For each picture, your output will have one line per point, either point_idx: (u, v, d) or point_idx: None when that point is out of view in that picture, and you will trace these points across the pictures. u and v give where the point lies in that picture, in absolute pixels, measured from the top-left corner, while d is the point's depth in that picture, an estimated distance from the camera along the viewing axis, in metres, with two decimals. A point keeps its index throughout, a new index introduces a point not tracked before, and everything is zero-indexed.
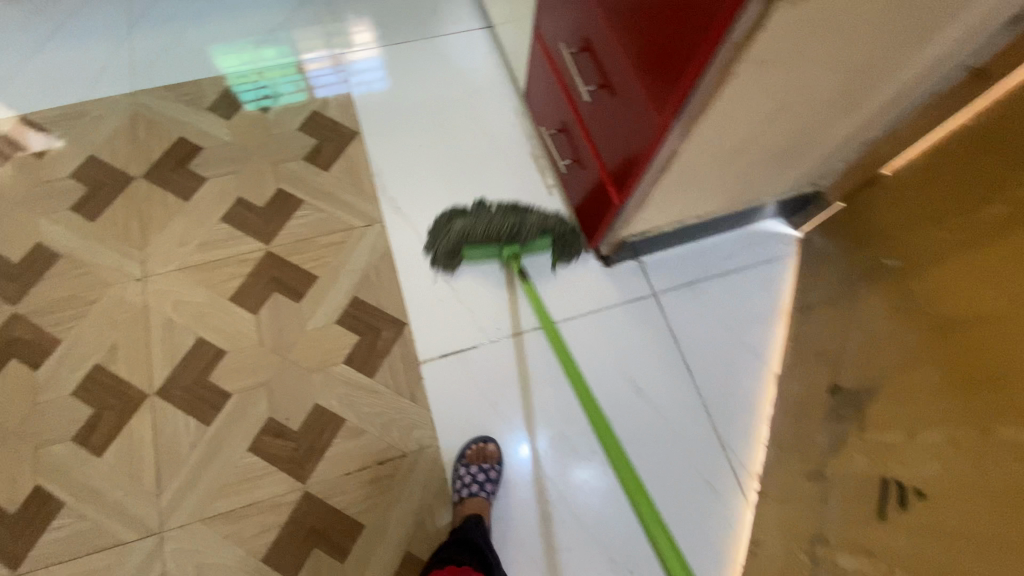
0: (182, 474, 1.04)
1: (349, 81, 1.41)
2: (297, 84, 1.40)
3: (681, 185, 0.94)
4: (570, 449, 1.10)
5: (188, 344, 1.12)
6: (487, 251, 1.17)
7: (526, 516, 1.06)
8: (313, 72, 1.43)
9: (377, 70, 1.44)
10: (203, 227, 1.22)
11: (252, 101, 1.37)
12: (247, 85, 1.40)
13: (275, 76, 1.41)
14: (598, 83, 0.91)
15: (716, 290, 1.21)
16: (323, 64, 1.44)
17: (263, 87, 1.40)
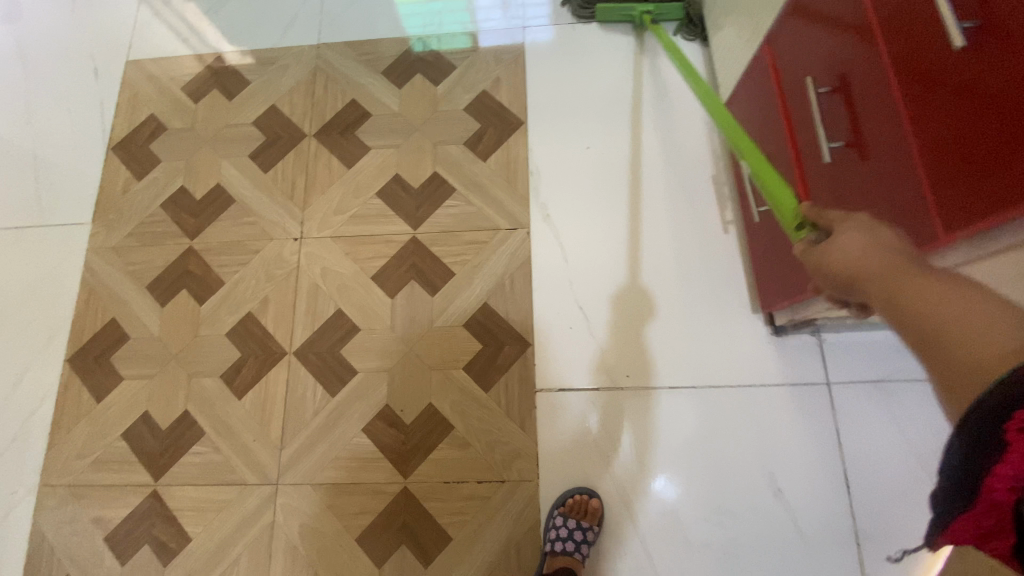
0: (301, 436, 1.10)
1: (516, 30, 1.34)
2: (465, 28, 1.36)
3: None
4: (680, 525, 0.98)
5: (327, 313, 1.16)
6: (625, 7, 1.27)
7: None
8: (481, 4, 1.37)
9: (546, 18, 1.34)
10: (359, 198, 1.23)
11: (419, 41, 1.36)
12: (416, 18, 1.38)
13: (445, 18, 1.37)
14: (849, 144, 0.71)
15: (909, 398, 0.99)
16: (493, 3, 1.37)
17: (432, 29, 1.36)
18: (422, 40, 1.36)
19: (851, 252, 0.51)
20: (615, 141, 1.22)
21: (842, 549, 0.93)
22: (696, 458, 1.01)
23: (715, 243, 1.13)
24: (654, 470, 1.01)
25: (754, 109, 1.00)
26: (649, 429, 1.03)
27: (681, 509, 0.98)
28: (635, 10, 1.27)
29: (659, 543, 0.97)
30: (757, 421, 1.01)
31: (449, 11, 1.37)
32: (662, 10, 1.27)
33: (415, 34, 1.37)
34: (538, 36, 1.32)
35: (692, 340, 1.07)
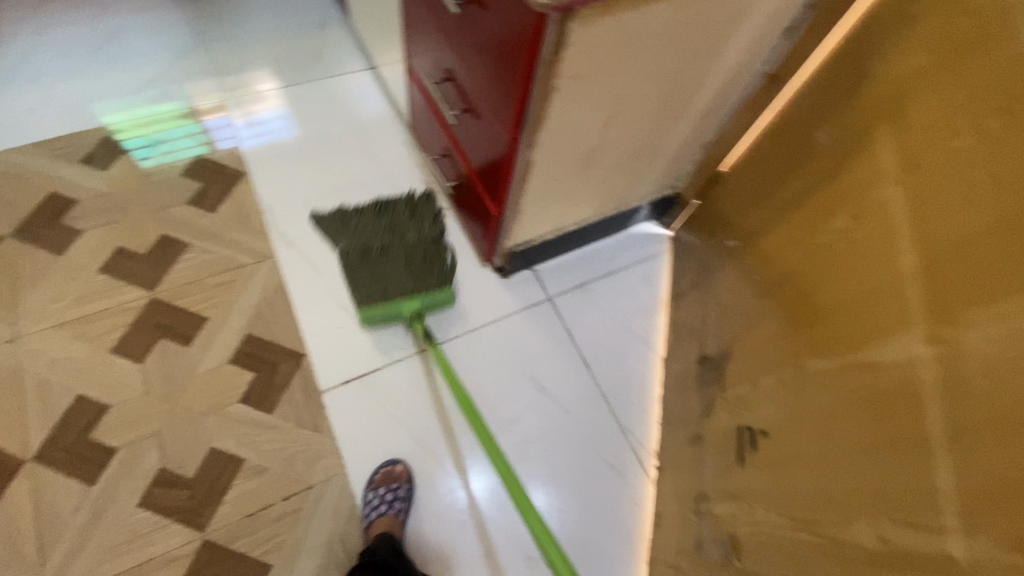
0: (62, 542, 0.96)
1: (251, 132, 1.42)
2: (195, 137, 1.40)
3: (552, 191, 1.04)
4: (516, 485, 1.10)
5: (65, 403, 1.05)
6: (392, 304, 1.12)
7: (446, 528, 1.05)
8: (212, 122, 1.43)
9: (281, 120, 1.46)
10: (80, 280, 1.17)
11: (145, 155, 1.35)
12: (138, 139, 1.37)
13: (170, 130, 1.40)
14: (462, 108, 1.01)
15: (604, 289, 1.31)
16: (224, 116, 1.44)
17: (157, 141, 1.38)
18: (152, 158, 1.35)
19: None
20: (334, 171, 1.40)
21: (599, 412, 1.16)
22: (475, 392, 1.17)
23: None
24: (445, 419, 1.14)
25: (422, 116, 1.29)
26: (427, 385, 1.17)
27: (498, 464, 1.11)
28: (405, 310, 1.13)
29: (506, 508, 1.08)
30: (511, 344, 1.22)
31: (176, 127, 1.41)
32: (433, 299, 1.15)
33: (142, 155, 1.35)
34: (281, 136, 1.43)
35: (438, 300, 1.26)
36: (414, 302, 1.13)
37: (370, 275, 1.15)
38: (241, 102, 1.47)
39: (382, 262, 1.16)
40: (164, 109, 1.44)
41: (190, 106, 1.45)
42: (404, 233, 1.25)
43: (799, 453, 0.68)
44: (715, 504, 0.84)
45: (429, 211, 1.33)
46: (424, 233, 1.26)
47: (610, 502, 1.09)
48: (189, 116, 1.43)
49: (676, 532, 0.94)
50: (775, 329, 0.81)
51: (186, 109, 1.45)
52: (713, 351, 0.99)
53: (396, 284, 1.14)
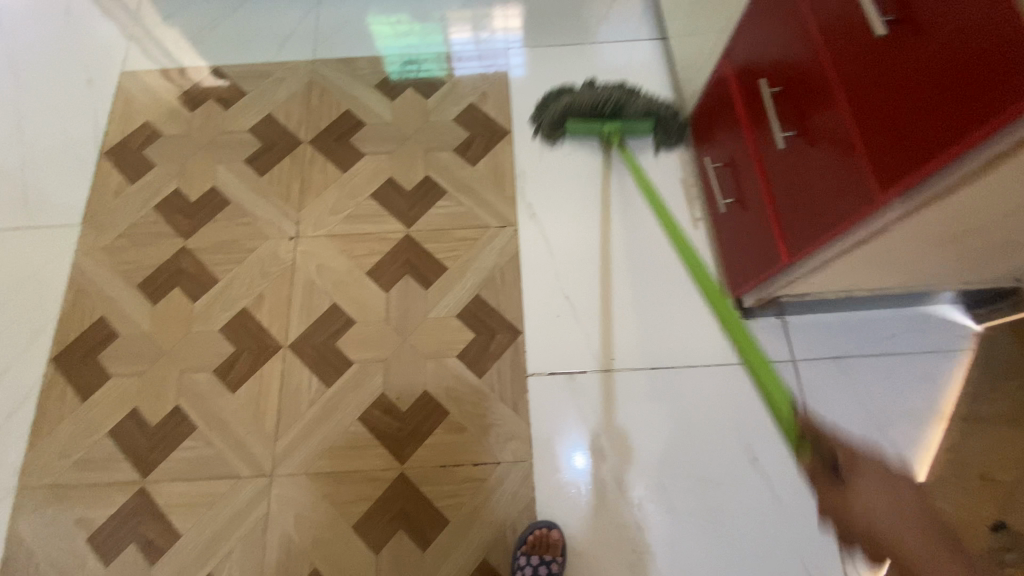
0: (297, 427, 1.11)
1: (487, 62, 1.44)
2: (440, 61, 1.46)
3: (874, 257, 0.85)
4: (636, 477, 1.05)
5: (322, 307, 1.19)
6: (592, 126, 1.27)
7: (598, 552, 1.01)
8: (457, 50, 1.47)
9: (516, 54, 1.45)
10: (354, 199, 1.29)
11: (396, 71, 1.45)
12: (397, 64, 1.46)
13: (422, 53, 1.47)
14: (799, 132, 0.82)
15: (865, 369, 1.09)
16: (467, 43, 1.48)
17: (410, 61, 1.46)
18: (398, 72, 1.44)
19: None
20: (592, 148, 1.33)
21: (815, 513, 1.01)
22: (670, 436, 1.08)
23: (685, 238, 1.23)
24: (610, 409, 1.10)
25: (712, 117, 1.14)
26: (620, 400, 1.11)
27: (623, 455, 1.07)
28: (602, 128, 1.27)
29: (604, 495, 1.05)
30: (730, 397, 1.10)
31: (427, 54, 1.47)
32: (630, 127, 1.27)
33: (392, 69, 1.45)
34: (514, 72, 1.42)
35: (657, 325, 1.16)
36: (615, 124, 1.27)
37: (584, 115, 1.28)
38: (486, 32, 1.49)
39: (595, 107, 1.27)
40: (421, 35, 1.50)
41: (444, 35, 1.50)
42: (627, 102, 1.27)
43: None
44: None
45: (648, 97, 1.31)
46: (649, 100, 1.27)
47: None
48: (440, 44, 1.48)
49: None
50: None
51: (439, 37, 1.49)
52: None
53: (603, 108, 1.27)
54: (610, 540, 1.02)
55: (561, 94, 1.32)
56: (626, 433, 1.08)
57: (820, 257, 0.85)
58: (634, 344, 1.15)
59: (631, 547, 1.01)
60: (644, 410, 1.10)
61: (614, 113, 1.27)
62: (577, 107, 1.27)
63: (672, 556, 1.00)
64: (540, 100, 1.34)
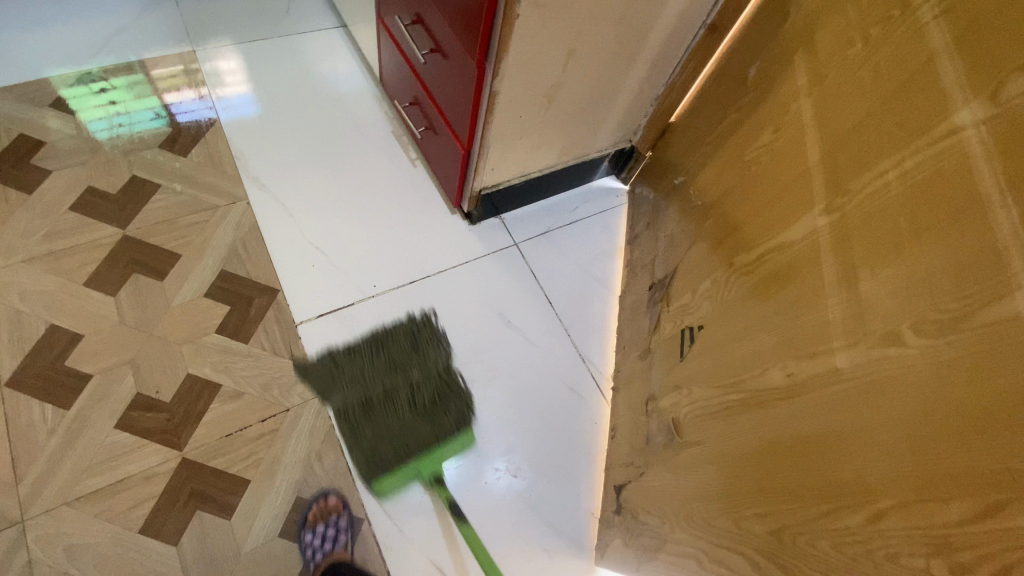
0: (39, 460, 0.98)
1: (213, 106, 1.40)
2: (156, 110, 1.37)
3: (517, 132, 1.13)
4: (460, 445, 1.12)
5: (38, 333, 1.07)
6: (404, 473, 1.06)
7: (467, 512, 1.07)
8: (174, 100, 1.40)
9: (243, 94, 1.44)
10: (50, 217, 1.18)
11: (104, 129, 1.32)
12: (100, 120, 1.33)
13: (129, 101, 1.37)
14: (432, 49, 1.07)
15: (567, 235, 1.40)
16: (184, 91, 1.42)
17: (117, 114, 1.34)
18: (108, 130, 1.32)
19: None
20: (308, 128, 1.43)
21: (562, 345, 1.26)
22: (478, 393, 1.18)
23: (407, 175, 1.42)
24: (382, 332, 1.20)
25: (393, 67, 1.34)
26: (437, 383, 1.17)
27: None
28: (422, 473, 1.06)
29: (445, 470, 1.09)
30: (476, 285, 1.30)
31: (135, 102, 1.37)
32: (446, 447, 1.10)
33: (97, 127, 1.32)
34: (245, 112, 1.41)
35: (406, 251, 1.32)
36: (430, 462, 1.07)
37: (376, 426, 1.09)
38: (198, 73, 1.45)
39: (386, 416, 1.09)
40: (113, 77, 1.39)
41: (148, 78, 1.42)
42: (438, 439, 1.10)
43: (729, 336, 0.77)
44: (660, 401, 0.93)
45: (371, 161, 1.42)
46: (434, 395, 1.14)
47: (566, 420, 1.18)
48: (149, 91, 1.40)
49: (629, 440, 1.03)
50: (707, 247, 0.93)
51: (144, 83, 1.41)
52: (662, 275, 1.09)
53: (410, 442, 1.08)
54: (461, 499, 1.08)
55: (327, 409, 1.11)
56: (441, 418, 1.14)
57: (479, 134, 1.09)
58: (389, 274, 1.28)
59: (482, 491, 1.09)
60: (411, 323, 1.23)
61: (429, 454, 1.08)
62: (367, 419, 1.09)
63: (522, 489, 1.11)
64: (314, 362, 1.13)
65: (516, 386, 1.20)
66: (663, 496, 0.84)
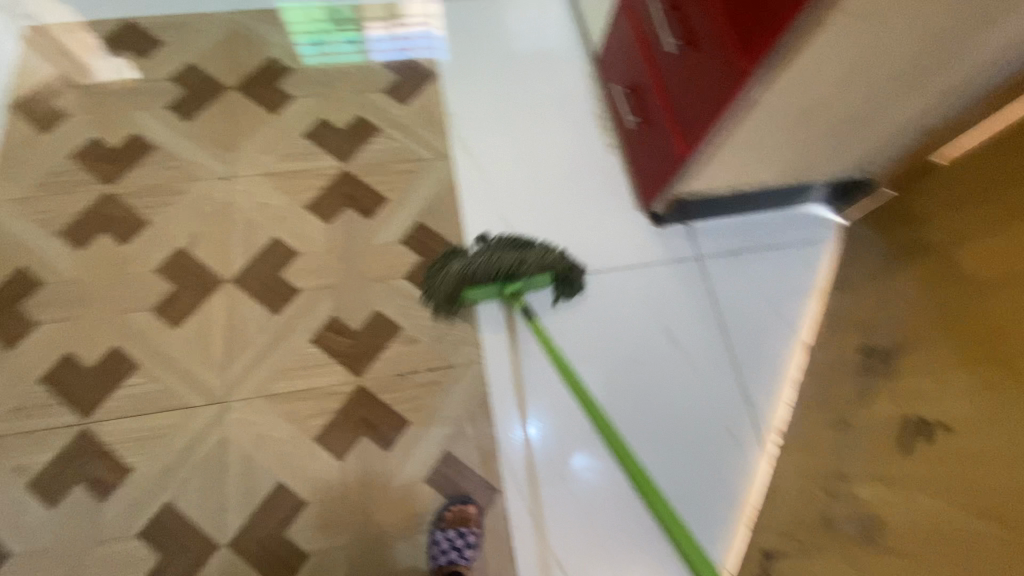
0: (248, 353, 1.12)
1: (404, 46, 1.46)
2: (355, 44, 1.45)
3: (751, 143, 1.02)
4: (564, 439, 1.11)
5: (264, 242, 1.21)
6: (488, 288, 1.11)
7: (566, 507, 1.07)
8: (372, 34, 1.46)
9: (432, 38, 1.48)
10: (288, 140, 1.31)
11: (311, 55, 1.42)
12: (310, 44, 1.44)
13: (335, 31, 1.46)
14: (685, 40, 0.97)
15: (759, 261, 1.28)
16: (381, 27, 1.48)
17: (324, 42, 1.44)
18: (314, 57, 1.42)
19: None
20: (515, 93, 1.43)
21: (729, 378, 1.17)
22: (604, 394, 1.14)
23: (602, 160, 1.37)
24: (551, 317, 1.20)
25: (616, 46, 1.27)
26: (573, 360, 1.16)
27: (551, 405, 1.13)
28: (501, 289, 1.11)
29: (553, 463, 1.09)
30: (649, 292, 1.24)
31: (341, 33, 1.46)
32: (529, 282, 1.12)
33: (306, 53, 1.43)
34: (431, 57, 1.45)
35: (586, 238, 1.28)
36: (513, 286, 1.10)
37: (475, 275, 1.09)
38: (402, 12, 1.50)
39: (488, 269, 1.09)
40: (351, 15, 1.49)
41: (355, 10, 1.49)
42: (520, 265, 1.10)
43: (981, 455, 0.66)
44: (855, 485, 0.83)
45: (570, 139, 1.39)
46: (544, 253, 1.12)
47: (716, 461, 1.11)
48: (353, 23, 1.48)
49: (794, 507, 0.95)
50: (961, 329, 0.79)
51: (351, 15, 1.49)
52: (881, 342, 0.95)
53: (501, 260, 1.09)
54: (558, 492, 1.07)
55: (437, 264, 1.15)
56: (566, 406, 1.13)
57: (712, 141, 1.00)
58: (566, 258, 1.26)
59: (585, 492, 1.08)
60: (578, 315, 1.21)
61: (512, 275, 1.10)
62: (470, 271, 1.09)
63: (621, 502, 1.08)
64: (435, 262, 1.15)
65: (664, 406, 1.14)
66: None
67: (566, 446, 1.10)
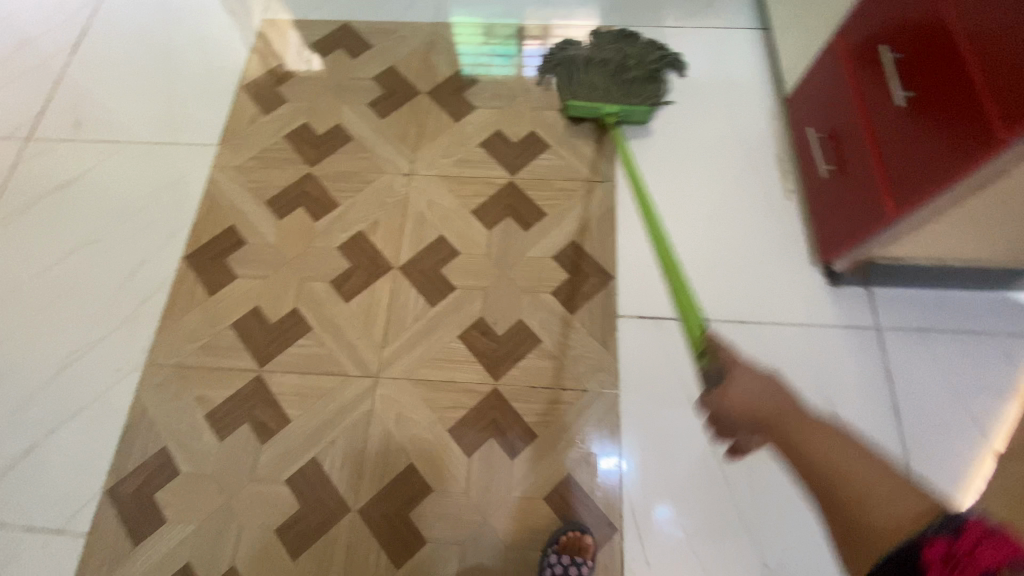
0: (401, 338, 1.20)
1: None
2: (511, 58, 1.53)
3: (980, 213, 0.91)
4: (657, 485, 1.06)
5: (430, 237, 1.29)
6: (593, 104, 1.35)
7: (659, 560, 1.01)
8: (529, 50, 1.54)
9: None
10: (464, 145, 1.40)
11: (469, 64, 1.53)
12: (471, 55, 1.55)
13: (495, 44, 1.56)
14: (915, 93, 0.90)
15: (950, 346, 1.13)
16: (537, 46, 1.55)
17: (483, 54, 1.54)
18: (471, 66, 1.53)
19: (746, 395, 0.60)
20: (691, 125, 1.40)
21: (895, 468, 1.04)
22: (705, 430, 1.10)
23: (775, 205, 1.30)
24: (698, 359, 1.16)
25: (819, 90, 1.20)
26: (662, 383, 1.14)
27: (646, 444, 1.10)
28: (604, 109, 1.34)
29: (645, 506, 1.05)
30: (813, 355, 1.14)
31: (499, 46, 1.55)
32: (628, 112, 1.36)
33: (465, 62, 1.54)
34: None
35: (746, 283, 1.22)
36: (615, 108, 1.34)
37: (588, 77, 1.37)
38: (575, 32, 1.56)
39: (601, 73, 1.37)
40: (537, 36, 1.56)
41: (519, 27, 1.58)
42: (625, 70, 1.37)
43: None
44: None
45: (743, 178, 1.33)
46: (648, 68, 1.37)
47: None
48: (513, 38, 1.57)
49: None
50: None
51: (512, 31, 1.58)
52: None
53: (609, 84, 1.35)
54: (646, 540, 1.03)
55: (569, 49, 1.41)
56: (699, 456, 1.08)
57: (934, 205, 0.90)
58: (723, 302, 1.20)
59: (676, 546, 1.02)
60: None
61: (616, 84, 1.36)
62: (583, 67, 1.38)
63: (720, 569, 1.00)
64: (551, 53, 1.42)
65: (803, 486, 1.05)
66: None
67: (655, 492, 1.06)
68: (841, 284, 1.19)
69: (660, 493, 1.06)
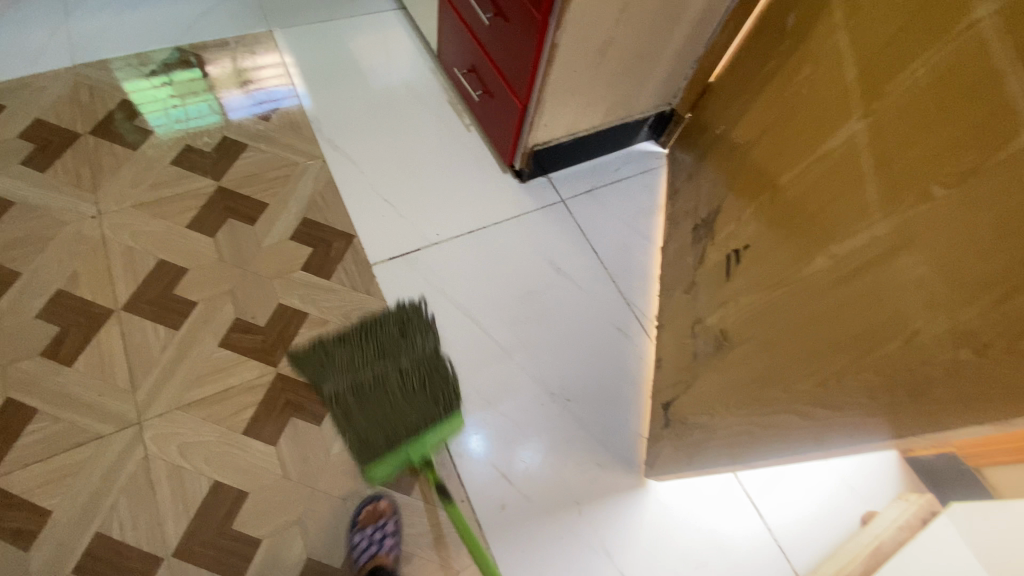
0: (156, 371, 1.11)
1: (261, 103, 1.50)
2: (210, 107, 1.47)
3: (570, 86, 1.24)
4: (508, 436, 1.16)
5: (150, 266, 1.22)
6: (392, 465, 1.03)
7: (533, 491, 1.12)
8: (226, 96, 1.49)
9: (285, 90, 1.53)
10: (154, 169, 1.34)
11: (165, 125, 1.41)
12: (161, 113, 1.43)
13: (184, 98, 1.47)
14: (494, 12, 1.19)
15: (611, 193, 1.51)
16: (231, 89, 1.51)
17: (175, 111, 1.44)
18: (170, 127, 1.41)
19: None
20: (371, 94, 1.57)
21: (606, 286, 1.36)
22: (485, 336, 1.26)
23: (462, 138, 1.54)
24: (446, 272, 1.33)
25: (449, 37, 1.47)
26: (428, 305, 1.27)
27: (485, 411, 1.18)
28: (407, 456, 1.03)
29: (503, 458, 1.14)
30: (530, 236, 1.41)
31: (190, 99, 1.47)
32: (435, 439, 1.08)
33: (159, 125, 1.41)
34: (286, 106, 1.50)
35: (461, 200, 1.44)
36: (418, 441, 1.04)
37: (364, 408, 1.07)
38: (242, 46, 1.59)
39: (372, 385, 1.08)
40: (199, 55, 1.55)
41: (199, 74, 1.52)
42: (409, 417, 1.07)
43: (768, 263, 0.85)
44: (707, 319, 1.02)
45: (430, 125, 1.55)
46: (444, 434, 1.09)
47: (615, 357, 1.28)
48: (201, 87, 1.50)
49: (676, 360, 1.13)
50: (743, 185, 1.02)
51: (195, 80, 1.51)
52: (706, 215, 1.16)
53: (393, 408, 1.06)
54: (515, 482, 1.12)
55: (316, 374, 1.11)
56: (509, 376, 1.22)
57: (537, 87, 1.20)
58: (448, 223, 1.40)
59: (541, 474, 1.13)
60: (473, 270, 1.34)
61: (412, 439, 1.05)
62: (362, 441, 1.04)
63: (575, 466, 1.15)
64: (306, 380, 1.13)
65: (575, 345, 1.28)
66: (710, 395, 0.92)
67: (508, 441, 1.15)
68: (533, 177, 1.49)
69: (513, 443, 1.15)
